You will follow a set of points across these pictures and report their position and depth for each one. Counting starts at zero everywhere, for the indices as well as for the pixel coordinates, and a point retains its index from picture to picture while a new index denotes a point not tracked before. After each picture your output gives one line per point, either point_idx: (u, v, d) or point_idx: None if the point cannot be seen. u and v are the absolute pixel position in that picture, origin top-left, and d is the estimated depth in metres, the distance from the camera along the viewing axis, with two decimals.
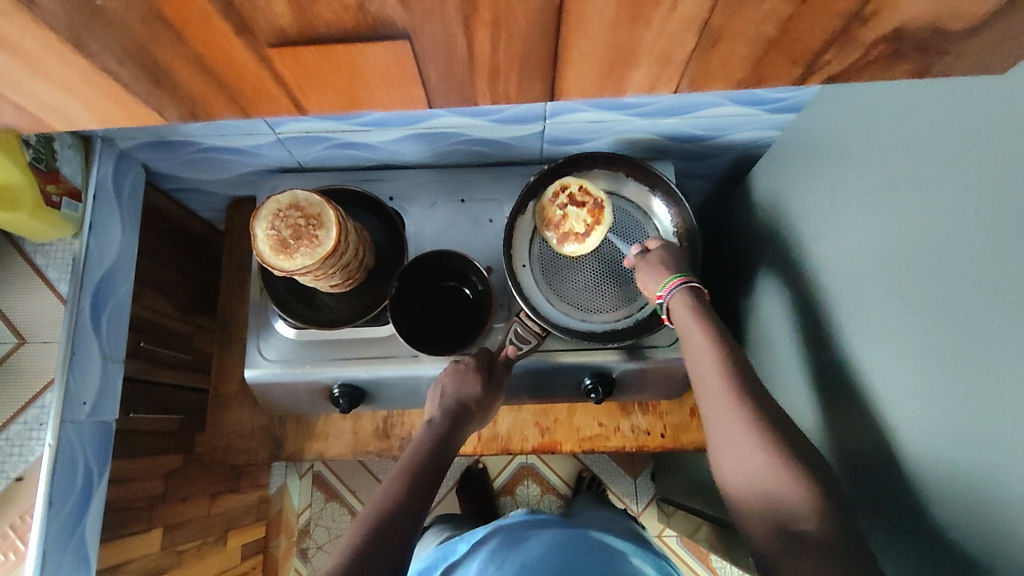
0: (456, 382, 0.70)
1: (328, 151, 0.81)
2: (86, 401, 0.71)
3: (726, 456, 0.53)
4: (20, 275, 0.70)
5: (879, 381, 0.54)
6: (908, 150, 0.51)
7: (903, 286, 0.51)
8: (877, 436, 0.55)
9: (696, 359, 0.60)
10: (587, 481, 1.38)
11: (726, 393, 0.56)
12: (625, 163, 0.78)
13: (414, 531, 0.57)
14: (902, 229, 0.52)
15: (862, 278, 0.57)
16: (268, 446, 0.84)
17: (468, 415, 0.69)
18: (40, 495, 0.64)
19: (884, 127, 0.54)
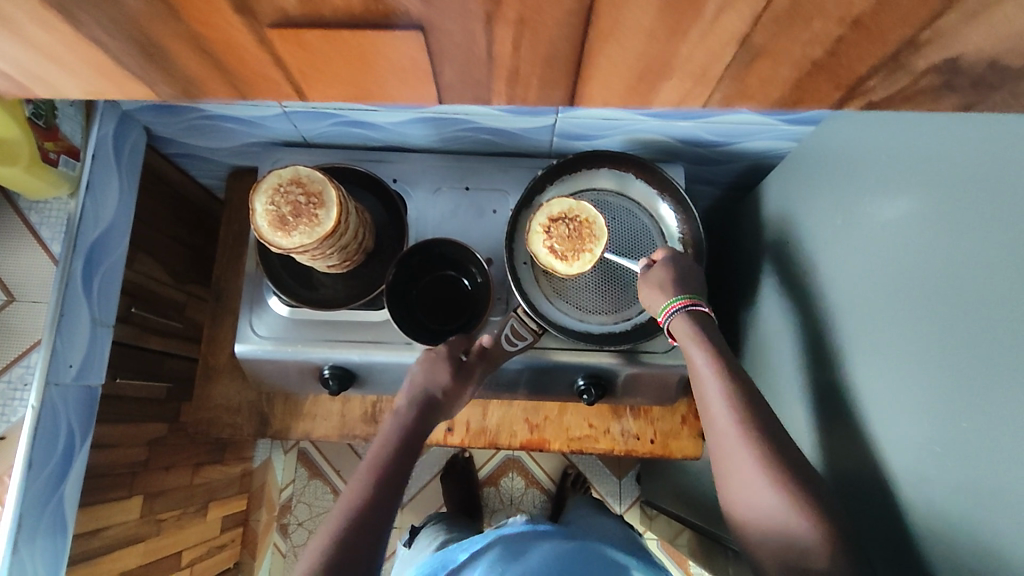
0: (427, 372, 0.68)
1: (334, 128, 0.80)
2: (73, 364, 0.69)
3: (727, 484, 0.55)
4: (12, 232, 0.69)
5: (874, 410, 0.54)
6: (920, 177, 0.50)
7: (904, 317, 0.51)
8: (872, 464, 0.54)
9: (700, 382, 0.61)
10: (573, 478, 1.37)
11: (737, 435, 0.55)
12: (635, 164, 0.77)
13: (384, 528, 0.57)
14: (906, 259, 0.51)
15: (869, 298, 0.56)
16: (254, 423, 0.83)
17: (437, 405, 0.68)
18: (19, 457, 0.63)
19: (898, 153, 0.54)
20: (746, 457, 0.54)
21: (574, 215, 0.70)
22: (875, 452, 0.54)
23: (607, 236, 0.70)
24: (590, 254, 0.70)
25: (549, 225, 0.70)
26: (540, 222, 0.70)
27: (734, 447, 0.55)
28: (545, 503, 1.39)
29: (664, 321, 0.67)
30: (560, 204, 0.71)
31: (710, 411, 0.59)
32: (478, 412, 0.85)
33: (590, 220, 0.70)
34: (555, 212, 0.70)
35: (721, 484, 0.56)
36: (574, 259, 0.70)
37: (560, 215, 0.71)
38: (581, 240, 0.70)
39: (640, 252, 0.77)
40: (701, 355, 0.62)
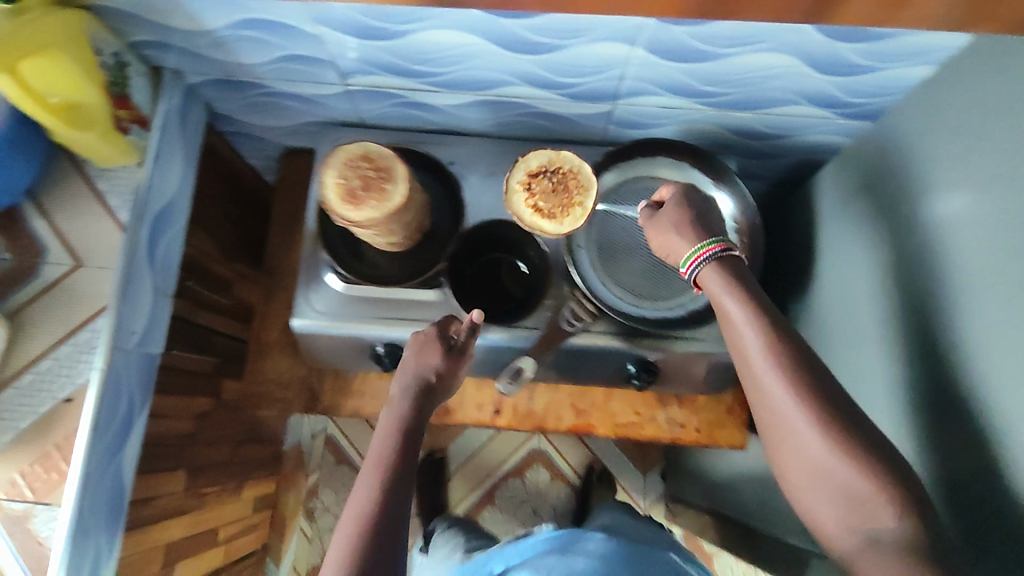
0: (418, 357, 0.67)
1: (392, 109, 0.80)
2: (136, 331, 0.70)
3: (784, 454, 0.53)
4: (79, 198, 0.69)
5: (959, 390, 0.54)
6: (1015, 153, 0.51)
7: (994, 294, 0.51)
8: (959, 447, 0.54)
9: (738, 339, 0.57)
10: (598, 472, 1.38)
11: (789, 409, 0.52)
12: (693, 154, 0.76)
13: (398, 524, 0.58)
14: (997, 236, 0.51)
15: (959, 274, 0.55)
16: (304, 399, 0.84)
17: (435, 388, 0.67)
18: (85, 419, 0.64)
19: (988, 134, 0.54)
20: (806, 427, 0.51)
21: (555, 167, 0.69)
22: (966, 433, 0.53)
23: (594, 183, 0.68)
24: (579, 207, 0.68)
25: (529, 181, 0.69)
26: (518, 179, 0.69)
27: (787, 424, 0.52)
28: (570, 496, 1.39)
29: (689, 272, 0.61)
30: (537, 158, 0.70)
31: (755, 374, 0.55)
32: (525, 396, 0.85)
33: (575, 169, 0.68)
34: (535, 167, 0.69)
35: (775, 452, 0.54)
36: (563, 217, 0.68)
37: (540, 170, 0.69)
38: (567, 192, 0.68)
39: None
40: (744, 313, 0.56)
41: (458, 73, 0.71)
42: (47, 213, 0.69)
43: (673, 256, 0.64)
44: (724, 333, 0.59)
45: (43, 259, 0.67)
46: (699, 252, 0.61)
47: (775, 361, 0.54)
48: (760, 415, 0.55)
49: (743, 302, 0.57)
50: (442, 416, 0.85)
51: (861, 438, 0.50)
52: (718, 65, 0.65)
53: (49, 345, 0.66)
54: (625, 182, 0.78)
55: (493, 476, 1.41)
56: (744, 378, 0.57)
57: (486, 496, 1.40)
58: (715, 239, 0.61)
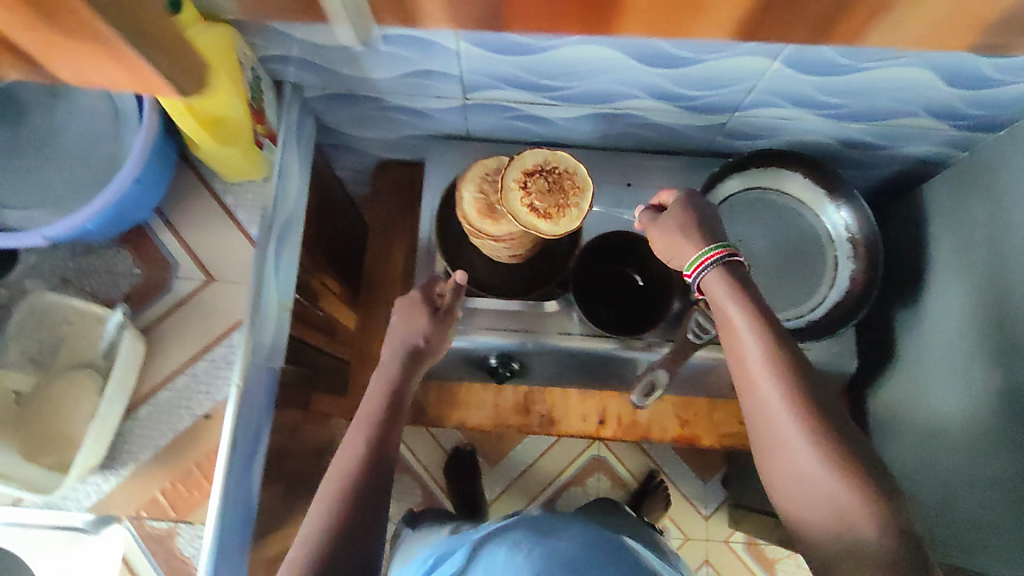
0: (405, 323, 0.69)
1: (503, 122, 0.80)
2: (265, 345, 0.70)
3: (779, 460, 0.54)
4: (209, 212, 0.68)
5: None
6: None
7: None
8: None
9: (734, 341, 0.57)
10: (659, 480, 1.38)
11: (785, 406, 0.53)
12: (818, 168, 0.77)
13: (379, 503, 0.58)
14: None
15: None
16: (410, 411, 0.85)
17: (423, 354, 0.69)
18: (224, 435, 0.64)
19: None
20: (800, 438, 0.52)
21: (551, 167, 0.63)
22: None
23: (591, 187, 0.63)
24: (576, 209, 0.62)
25: (525, 179, 0.62)
26: (513, 178, 0.62)
27: (781, 421, 0.53)
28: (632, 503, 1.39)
29: (693, 276, 0.60)
30: (534, 156, 0.64)
31: (755, 389, 0.55)
32: (629, 407, 0.86)
33: (572, 171, 0.63)
34: (529, 166, 0.62)
35: (768, 458, 0.55)
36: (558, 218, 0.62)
37: (536, 167, 0.62)
38: (563, 195, 0.62)
39: (812, 255, 0.77)
40: (743, 326, 0.57)
41: (584, 87, 0.71)
42: (178, 230, 0.68)
43: (678, 259, 0.63)
44: (721, 335, 0.59)
45: (174, 274, 0.67)
46: (699, 259, 0.60)
47: (772, 361, 0.55)
48: (755, 426, 0.56)
49: (748, 302, 0.57)
50: (546, 427, 0.86)
51: (854, 456, 0.51)
52: (848, 78, 0.66)
53: (184, 361, 0.66)
54: (744, 190, 0.79)
55: (555, 484, 1.39)
56: (741, 388, 0.57)
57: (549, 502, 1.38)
58: (718, 244, 0.60)
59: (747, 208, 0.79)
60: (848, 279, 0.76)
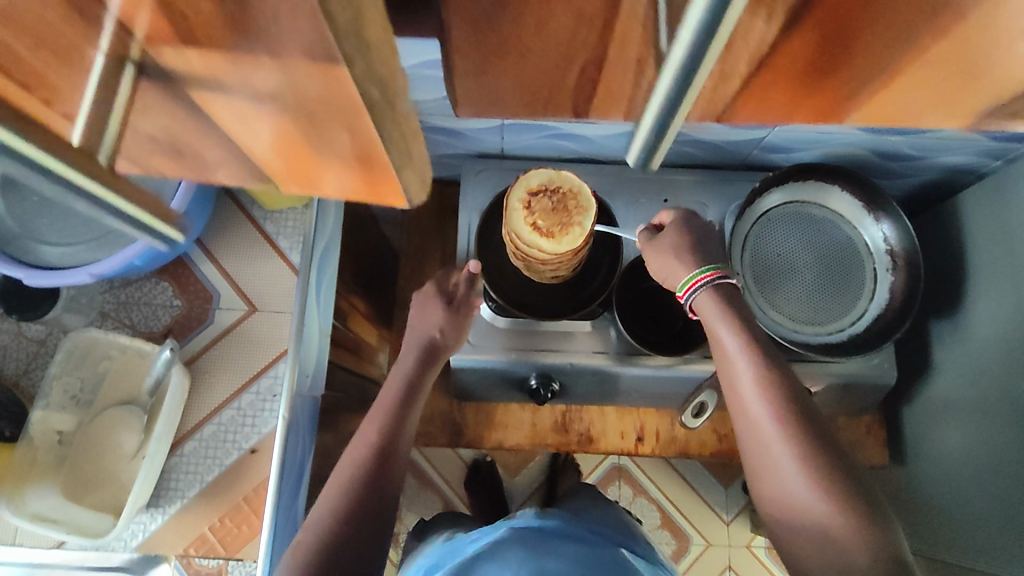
0: (421, 314, 0.72)
1: (539, 140, 0.79)
2: (308, 374, 0.69)
3: (760, 469, 0.54)
4: (250, 241, 0.68)
5: None
6: None
7: None
8: None
9: (727, 361, 0.58)
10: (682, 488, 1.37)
11: (773, 424, 0.53)
12: (856, 182, 0.77)
13: (377, 515, 0.59)
14: None
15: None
16: (449, 432, 0.85)
17: (439, 349, 0.71)
18: (272, 468, 0.62)
19: None
20: (781, 447, 0.52)
21: (555, 187, 0.65)
22: None
23: (594, 206, 0.64)
24: (579, 228, 0.64)
25: (529, 200, 0.65)
26: (518, 198, 0.65)
27: (769, 439, 0.53)
28: (654, 511, 1.39)
29: (686, 298, 0.61)
30: (539, 177, 0.66)
31: (741, 399, 0.56)
32: (667, 423, 0.86)
33: (574, 190, 0.65)
34: (533, 186, 0.65)
35: (749, 464, 0.55)
36: (563, 236, 0.64)
37: (540, 188, 0.65)
38: (566, 213, 0.64)
39: (851, 269, 0.78)
40: (733, 338, 0.57)
41: None
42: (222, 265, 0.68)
43: (672, 279, 0.64)
44: (716, 357, 0.60)
45: (214, 305, 0.67)
46: (697, 276, 0.61)
47: (762, 380, 0.55)
48: (740, 435, 0.56)
49: (737, 322, 0.58)
50: (584, 445, 0.85)
51: (838, 472, 0.51)
52: None
53: (228, 396, 0.65)
54: (780, 206, 0.79)
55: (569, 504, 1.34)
56: (732, 407, 0.57)
57: None
58: (709, 266, 0.60)
59: (784, 222, 0.79)
60: (889, 291, 0.76)
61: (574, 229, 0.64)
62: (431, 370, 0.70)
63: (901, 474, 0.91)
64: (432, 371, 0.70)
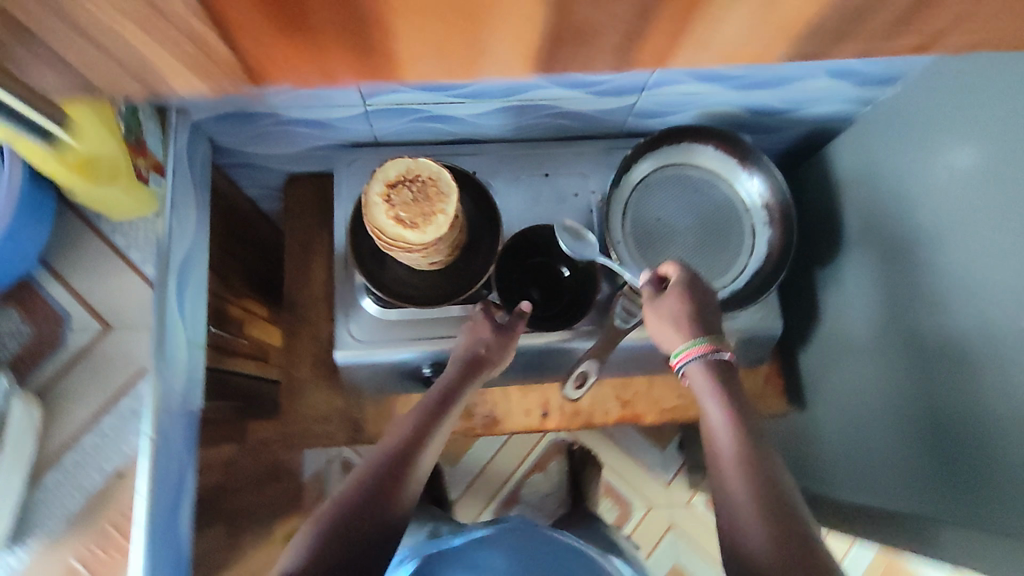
0: (470, 332, 0.70)
1: (409, 125, 0.75)
2: (177, 389, 0.66)
3: (730, 531, 0.52)
4: (98, 254, 0.63)
5: (974, 355, 0.63)
6: (987, 133, 0.61)
7: (988, 257, 0.60)
8: (963, 405, 0.64)
9: (709, 432, 0.59)
10: (579, 454, 1.38)
11: (749, 486, 0.53)
12: (718, 137, 0.77)
13: (372, 541, 0.54)
14: (988, 197, 0.60)
15: (968, 247, 0.63)
16: (348, 431, 0.83)
17: (481, 362, 0.68)
18: (142, 493, 0.60)
19: (965, 119, 0.63)
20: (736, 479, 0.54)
21: (413, 176, 0.62)
22: (978, 403, 0.62)
23: (456, 189, 0.62)
24: (443, 215, 0.61)
25: (388, 192, 0.61)
26: (376, 192, 0.61)
27: (739, 497, 0.53)
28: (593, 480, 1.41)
29: (679, 366, 0.63)
30: (396, 168, 0.62)
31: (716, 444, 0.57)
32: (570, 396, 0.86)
33: (435, 177, 0.62)
34: (391, 177, 0.62)
35: (721, 529, 0.54)
36: (427, 225, 0.61)
37: (398, 177, 0.62)
38: (428, 202, 0.61)
39: (730, 226, 0.78)
40: (717, 408, 0.59)
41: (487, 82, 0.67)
42: (85, 299, 0.62)
43: (668, 344, 0.65)
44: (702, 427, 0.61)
45: (67, 327, 0.62)
46: (687, 349, 0.62)
47: (737, 440, 0.56)
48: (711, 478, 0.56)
49: (722, 388, 0.59)
50: (489, 428, 0.85)
51: (803, 533, 0.50)
52: None
53: (87, 422, 0.61)
54: (658, 171, 0.79)
55: (509, 483, 1.40)
56: (710, 467, 0.58)
57: (509, 498, 1.40)
58: (701, 340, 0.62)
59: (663, 186, 0.79)
60: (767, 246, 0.77)
61: (435, 221, 0.61)
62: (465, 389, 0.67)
63: (803, 418, 0.94)
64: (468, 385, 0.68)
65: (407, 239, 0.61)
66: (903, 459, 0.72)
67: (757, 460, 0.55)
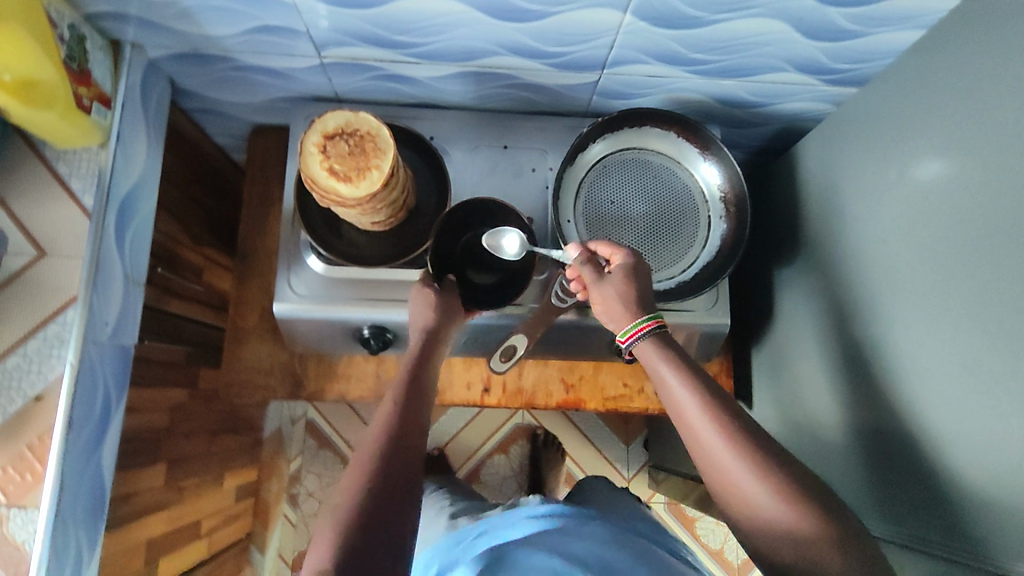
0: (418, 307, 0.67)
1: (367, 83, 0.75)
2: (108, 322, 0.67)
3: (740, 504, 0.54)
4: (38, 180, 0.65)
5: (912, 365, 0.61)
6: (945, 141, 0.59)
7: (935, 266, 0.59)
8: (899, 415, 0.63)
9: (673, 400, 0.60)
10: (542, 439, 1.38)
11: (737, 459, 0.55)
12: (678, 123, 0.76)
13: (406, 514, 0.51)
14: (943, 208, 0.59)
15: (903, 254, 0.63)
16: (288, 385, 0.84)
17: (448, 322, 0.67)
18: (59, 416, 0.61)
19: (928, 124, 0.61)
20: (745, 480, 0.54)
21: (352, 129, 0.62)
22: (914, 414, 0.61)
23: (393, 146, 0.61)
24: (377, 171, 0.61)
25: (324, 144, 0.62)
26: (313, 142, 0.62)
27: (734, 470, 0.55)
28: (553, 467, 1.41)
29: (628, 344, 0.64)
30: (336, 120, 0.63)
31: (705, 445, 0.57)
32: (513, 373, 0.86)
33: (373, 132, 0.62)
34: (329, 129, 0.62)
35: (723, 500, 0.56)
36: (361, 180, 0.61)
37: (337, 130, 0.62)
38: (363, 156, 0.62)
39: (685, 214, 0.77)
40: (675, 379, 0.60)
41: (441, 43, 0.66)
42: (23, 223, 0.64)
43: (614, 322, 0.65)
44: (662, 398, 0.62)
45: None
46: (638, 326, 0.63)
47: (710, 413, 0.57)
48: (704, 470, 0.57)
49: (675, 357, 0.61)
50: None
51: (819, 503, 0.52)
52: (709, 30, 0.63)
53: (14, 342, 0.62)
54: (615, 153, 0.78)
55: (472, 460, 1.40)
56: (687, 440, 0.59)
57: (471, 475, 1.39)
58: (651, 317, 0.63)
59: (619, 169, 0.78)
60: (720, 238, 0.76)
61: (369, 176, 0.61)
62: (437, 357, 0.65)
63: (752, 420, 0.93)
64: (439, 355, 0.66)
65: (339, 193, 0.61)
66: (839, 464, 0.72)
67: (745, 434, 0.56)
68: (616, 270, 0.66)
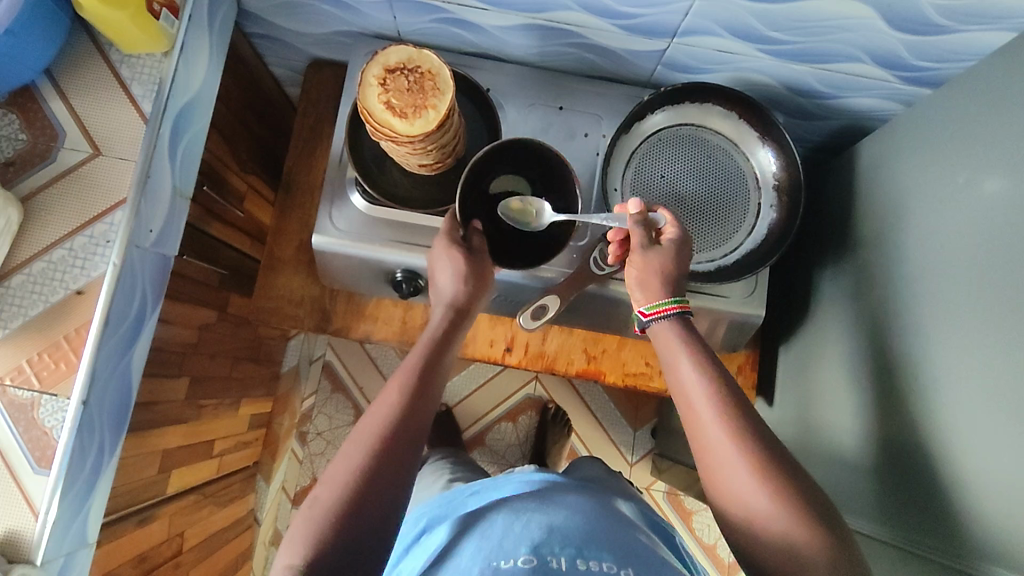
0: (447, 273, 0.66)
1: (432, 24, 0.74)
2: (152, 229, 0.68)
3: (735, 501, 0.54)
4: (102, 81, 0.66)
5: (944, 376, 0.59)
6: (1018, 150, 0.56)
7: (988, 279, 0.57)
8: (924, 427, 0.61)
9: (681, 386, 0.60)
10: (552, 413, 1.38)
11: (742, 458, 0.54)
12: (743, 103, 0.74)
13: (402, 481, 0.53)
14: (1004, 220, 0.56)
15: (953, 263, 0.61)
16: (316, 317, 0.85)
17: (475, 292, 0.66)
18: (97, 312, 0.63)
19: (1001, 132, 0.58)
20: (738, 470, 0.53)
21: (414, 66, 0.62)
22: (939, 426, 0.59)
23: (451, 87, 0.61)
24: (434, 110, 0.61)
25: (385, 77, 0.61)
26: (373, 74, 0.61)
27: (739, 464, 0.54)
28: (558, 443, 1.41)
29: (647, 321, 0.64)
30: (399, 54, 0.62)
31: (711, 439, 0.56)
32: (538, 337, 0.86)
33: (434, 72, 0.62)
34: (391, 63, 0.62)
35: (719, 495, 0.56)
36: (416, 118, 0.61)
37: (398, 65, 0.62)
38: (422, 94, 0.61)
39: (735, 197, 0.76)
40: (690, 370, 0.59)
41: None
42: (83, 120, 0.65)
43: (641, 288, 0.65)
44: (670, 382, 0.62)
45: (59, 144, 0.64)
46: (661, 306, 0.63)
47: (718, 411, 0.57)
48: (702, 457, 0.57)
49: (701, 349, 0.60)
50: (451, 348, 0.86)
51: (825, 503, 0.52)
52: (788, 6, 0.61)
53: (61, 235, 0.63)
54: (673, 126, 0.76)
55: (478, 424, 1.40)
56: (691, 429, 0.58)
57: (476, 438, 1.40)
58: (676, 300, 0.62)
59: (675, 144, 0.76)
60: (767, 227, 0.75)
61: (425, 116, 0.61)
62: (456, 336, 0.65)
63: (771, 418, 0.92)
64: (461, 333, 0.66)
65: (393, 128, 0.60)
66: (851, 470, 0.71)
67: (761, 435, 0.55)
68: (666, 246, 0.64)
